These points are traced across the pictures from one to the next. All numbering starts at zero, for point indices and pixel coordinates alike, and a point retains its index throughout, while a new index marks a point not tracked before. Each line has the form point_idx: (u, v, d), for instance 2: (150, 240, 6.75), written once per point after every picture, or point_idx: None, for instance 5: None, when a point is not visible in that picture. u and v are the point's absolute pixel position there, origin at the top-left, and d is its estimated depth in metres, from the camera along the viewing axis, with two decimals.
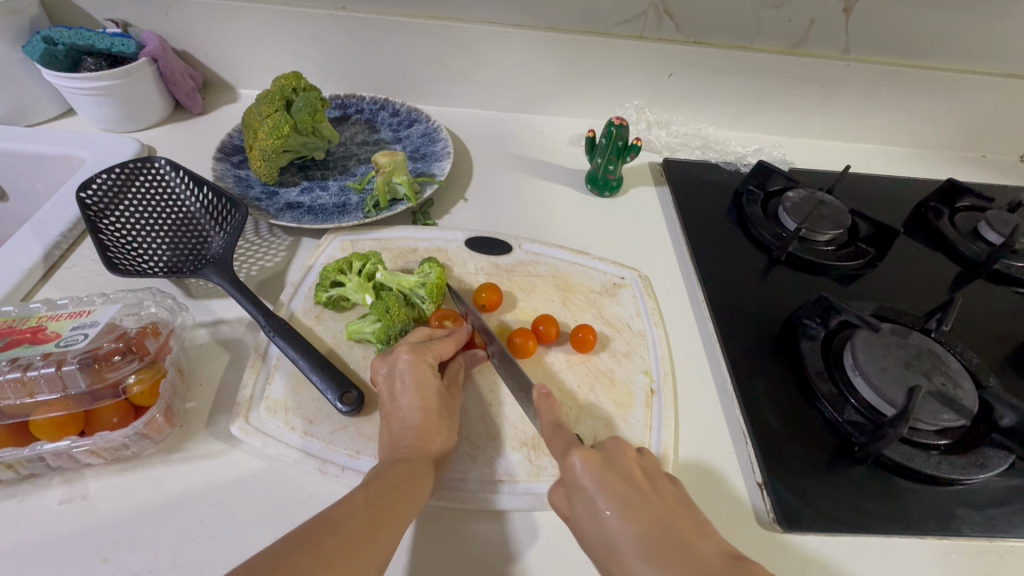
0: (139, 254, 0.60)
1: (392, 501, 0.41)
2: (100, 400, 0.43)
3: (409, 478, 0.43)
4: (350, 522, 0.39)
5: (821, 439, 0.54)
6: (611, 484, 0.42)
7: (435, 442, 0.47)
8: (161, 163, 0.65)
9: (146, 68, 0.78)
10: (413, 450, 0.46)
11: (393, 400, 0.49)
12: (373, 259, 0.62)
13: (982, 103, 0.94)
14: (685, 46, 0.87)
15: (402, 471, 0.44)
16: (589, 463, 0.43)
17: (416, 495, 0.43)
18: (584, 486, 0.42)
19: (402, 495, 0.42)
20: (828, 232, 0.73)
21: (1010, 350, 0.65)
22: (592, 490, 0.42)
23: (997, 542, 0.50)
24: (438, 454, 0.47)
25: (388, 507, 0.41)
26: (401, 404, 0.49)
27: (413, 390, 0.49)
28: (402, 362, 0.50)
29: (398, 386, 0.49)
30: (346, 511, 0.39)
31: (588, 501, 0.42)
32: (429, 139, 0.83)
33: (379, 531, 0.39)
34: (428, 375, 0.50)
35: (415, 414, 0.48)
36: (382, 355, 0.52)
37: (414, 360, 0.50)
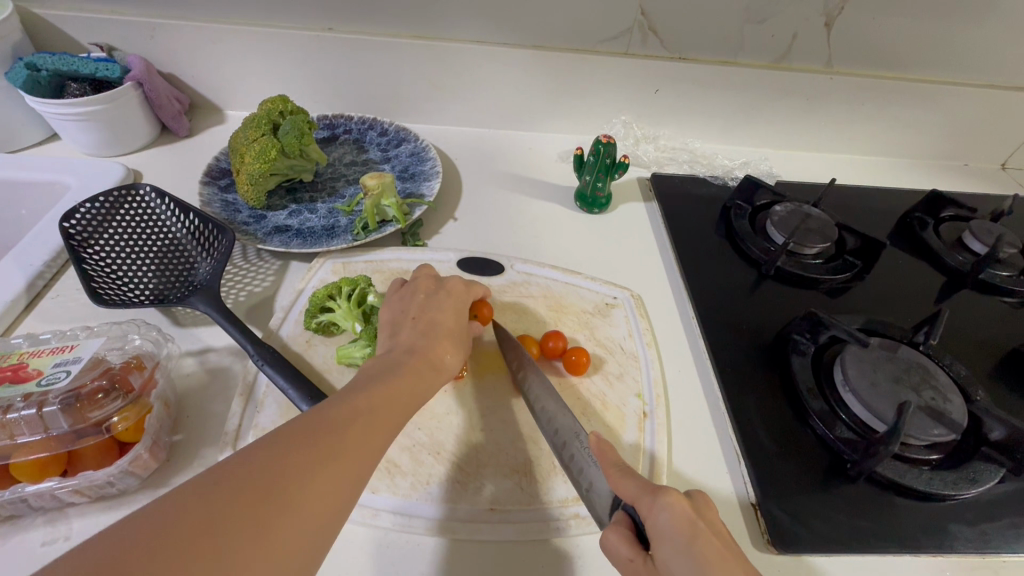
0: (125, 284, 0.59)
1: (362, 420, 0.40)
2: (82, 440, 0.42)
3: (404, 389, 0.45)
4: (351, 421, 0.39)
5: (814, 457, 0.54)
6: (704, 537, 0.37)
7: (437, 359, 0.49)
8: (146, 190, 0.64)
9: (131, 92, 0.78)
10: (414, 361, 0.48)
11: (422, 308, 0.54)
12: (362, 283, 0.61)
13: (964, 114, 0.96)
14: (670, 62, 0.88)
15: (397, 381, 0.45)
16: (677, 508, 0.38)
17: (408, 406, 0.44)
18: (670, 532, 0.38)
19: (397, 404, 0.43)
20: (816, 246, 0.74)
21: (997, 361, 0.66)
22: (679, 538, 0.37)
23: (991, 557, 0.50)
24: (422, 383, 0.47)
25: (386, 413, 0.42)
26: (430, 314, 0.54)
27: (426, 319, 0.53)
28: (450, 285, 0.57)
29: (433, 300, 0.55)
30: (349, 411, 0.40)
31: (670, 546, 0.37)
32: (418, 158, 0.83)
33: (376, 434, 0.40)
34: (444, 313, 0.54)
35: (438, 325, 0.52)
36: (431, 278, 0.58)
37: (458, 288, 0.57)
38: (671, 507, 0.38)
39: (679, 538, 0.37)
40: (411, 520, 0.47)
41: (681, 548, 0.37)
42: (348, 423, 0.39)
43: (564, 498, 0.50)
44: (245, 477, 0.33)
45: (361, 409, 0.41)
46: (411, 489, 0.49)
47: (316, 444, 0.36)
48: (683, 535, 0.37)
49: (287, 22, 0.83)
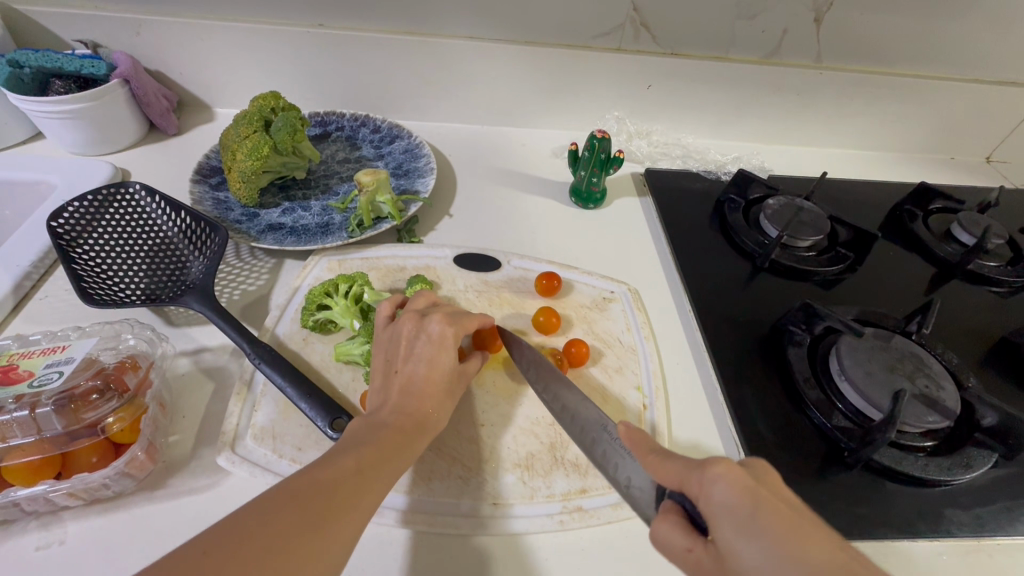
0: (115, 284, 0.58)
1: (375, 469, 0.41)
2: (76, 442, 0.41)
3: (392, 450, 0.44)
4: (338, 486, 0.38)
5: (811, 446, 0.55)
6: (773, 513, 0.31)
7: (426, 413, 0.48)
8: (136, 188, 0.63)
9: (118, 90, 0.76)
10: (402, 418, 0.46)
11: (406, 358, 0.51)
12: (359, 281, 0.61)
13: (950, 108, 0.97)
14: (662, 57, 0.88)
15: (387, 442, 0.44)
16: (733, 482, 0.32)
17: (397, 466, 0.43)
18: (729, 508, 0.32)
19: (386, 464, 0.42)
20: (809, 238, 0.74)
21: (987, 349, 0.67)
22: (740, 517, 0.31)
23: (986, 541, 0.50)
24: (426, 431, 0.47)
25: (374, 476, 0.41)
26: (415, 363, 0.50)
27: (429, 358, 0.50)
28: (432, 327, 0.52)
29: (417, 347, 0.51)
30: (335, 474, 0.39)
31: (732, 529, 0.31)
32: (411, 155, 0.82)
33: (364, 497, 0.39)
34: (448, 350, 0.51)
35: (422, 380, 0.49)
36: (415, 316, 0.53)
37: (443, 331, 0.52)
38: (724, 474, 0.32)
39: (741, 514, 0.31)
40: (413, 516, 0.47)
41: (747, 524, 0.31)
42: (335, 486, 0.38)
43: (566, 491, 0.50)
44: (230, 546, 0.32)
45: (348, 474, 0.40)
46: (413, 485, 0.49)
47: (303, 507, 0.36)
48: (745, 505, 0.31)
49: (277, 17, 0.82)
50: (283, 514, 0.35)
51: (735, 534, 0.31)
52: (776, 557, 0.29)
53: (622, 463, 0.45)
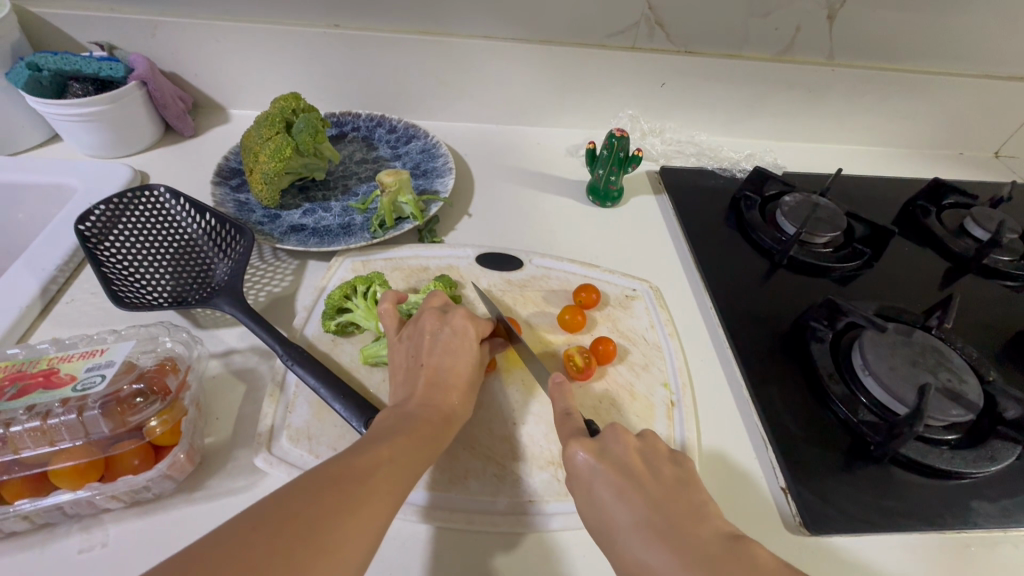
0: (143, 287, 0.58)
1: (407, 461, 0.42)
2: (120, 444, 0.41)
3: (422, 439, 0.44)
4: (371, 472, 0.39)
5: (836, 439, 0.55)
6: (606, 471, 0.44)
7: (450, 400, 0.49)
8: (160, 191, 0.63)
9: (136, 92, 0.76)
10: (430, 411, 0.47)
11: (429, 351, 0.52)
12: (377, 282, 0.61)
13: (960, 104, 0.98)
14: (676, 55, 0.88)
15: (417, 431, 0.45)
16: (586, 451, 0.45)
17: (426, 456, 0.44)
18: (581, 473, 0.45)
19: (416, 454, 0.43)
20: (826, 235, 0.75)
21: (1003, 343, 0.68)
22: (588, 476, 0.45)
23: (1011, 532, 0.51)
24: (453, 425, 0.48)
25: (405, 463, 0.42)
26: (438, 357, 0.51)
27: (451, 353, 0.52)
28: (455, 321, 0.53)
29: (441, 340, 0.52)
30: (368, 461, 0.40)
31: (585, 485, 0.45)
32: (429, 155, 0.82)
33: (394, 484, 0.40)
34: (470, 346, 0.53)
35: (448, 371, 0.50)
36: (436, 312, 0.55)
37: (466, 326, 0.53)
38: (579, 451, 0.45)
39: (589, 476, 0.45)
40: (450, 514, 0.48)
41: (588, 480, 0.44)
42: (365, 468, 0.39)
43: None
44: (270, 524, 0.33)
45: (382, 460, 0.41)
46: (449, 483, 0.49)
47: (338, 489, 0.37)
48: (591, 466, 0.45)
49: (292, 18, 0.82)
50: (318, 496, 0.36)
51: (587, 489, 0.45)
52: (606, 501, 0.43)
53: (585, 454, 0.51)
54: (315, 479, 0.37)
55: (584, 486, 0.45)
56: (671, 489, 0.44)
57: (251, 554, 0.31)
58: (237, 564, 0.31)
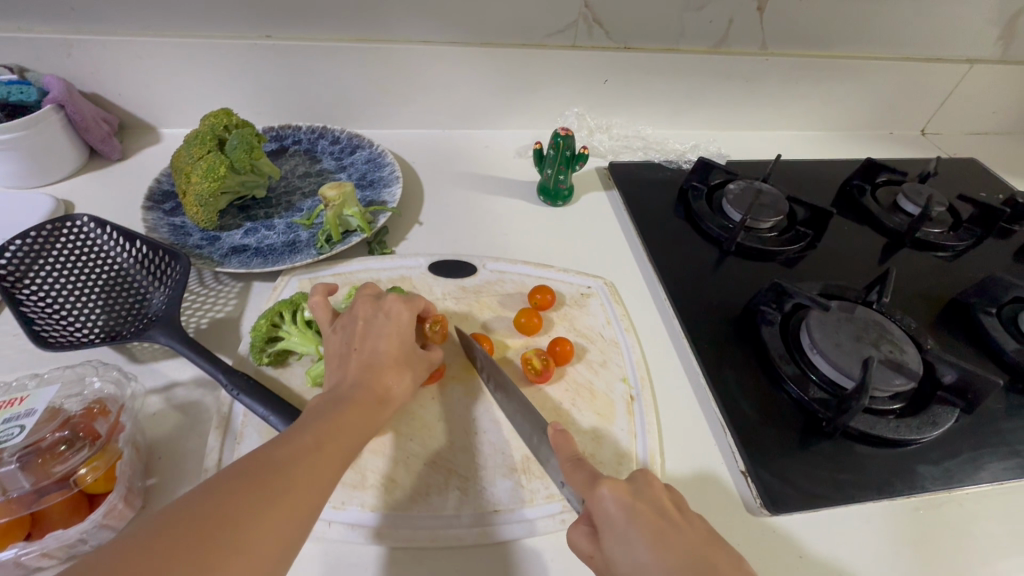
0: (72, 325, 0.55)
1: (338, 441, 0.42)
2: (47, 498, 0.38)
3: (352, 423, 0.43)
4: (298, 458, 0.38)
5: (790, 418, 0.57)
6: (642, 517, 0.40)
7: (386, 384, 0.48)
8: (83, 221, 0.60)
9: (53, 116, 0.72)
10: (364, 391, 0.46)
11: (363, 337, 0.51)
12: (300, 303, 0.58)
13: (886, 86, 1.03)
14: (616, 51, 0.89)
15: (349, 413, 0.44)
16: (617, 493, 0.41)
17: (361, 436, 0.44)
18: (614, 520, 0.40)
19: (348, 434, 0.43)
20: (770, 220, 0.77)
21: (938, 311, 0.71)
22: (621, 521, 0.40)
23: (956, 492, 0.54)
24: (391, 403, 0.47)
25: (332, 451, 0.41)
26: (372, 341, 0.51)
27: (385, 335, 0.51)
28: (389, 306, 0.53)
29: (375, 325, 0.52)
30: (296, 447, 0.39)
31: (618, 537, 0.39)
32: (375, 164, 0.81)
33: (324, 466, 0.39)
34: (406, 328, 0.52)
35: (383, 352, 0.50)
36: (370, 299, 0.54)
37: (399, 310, 0.53)
38: (610, 492, 0.41)
39: (622, 522, 0.39)
40: (414, 533, 0.46)
41: (624, 530, 0.39)
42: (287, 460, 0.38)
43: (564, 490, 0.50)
44: (182, 524, 0.32)
45: (309, 446, 0.40)
46: (410, 502, 0.48)
47: (253, 485, 0.36)
48: (621, 515, 0.40)
49: (222, 31, 0.79)
50: (232, 494, 0.35)
51: (616, 536, 0.39)
52: (643, 554, 0.38)
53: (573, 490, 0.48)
54: (230, 477, 0.36)
55: (615, 538, 0.39)
56: (708, 542, 0.40)
57: (161, 554, 0.31)
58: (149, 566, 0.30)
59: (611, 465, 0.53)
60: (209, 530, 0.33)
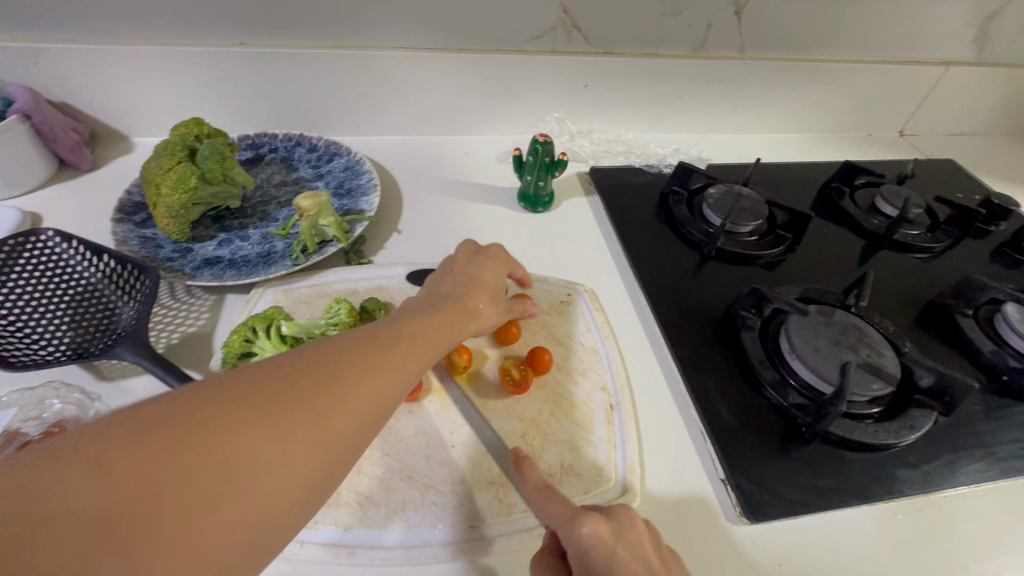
0: (36, 343, 0.53)
1: (409, 344, 0.42)
2: None
3: (424, 333, 0.44)
4: (364, 353, 0.38)
5: (770, 424, 0.57)
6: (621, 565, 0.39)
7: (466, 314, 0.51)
8: (48, 235, 0.58)
9: (19, 126, 0.70)
10: (452, 307, 0.50)
11: (463, 267, 0.57)
12: (275, 316, 0.57)
13: (864, 89, 1.04)
14: (596, 56, 0.89)
15: (432, 323, 0.46)
16: (597, 537, 0.40)
17: (438, 345, 0.45)
18: (592, 564, 0.40)
19: (419, 340, 0.43)
20: (750, 224, 0.77)
21: (916, 313, 0.72)
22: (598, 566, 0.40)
23: (934, 495, 0.54)
24: (472, 323, 0.51)
25: (399, 355, 0.40)
26: (470, 272, 0.56)
27: (480, 269, 0.57)
28: (489, 249, 0.60)
29: (472, 261, 0.57)
30: (365, 343, 0.39)
31: None
32: (352, 172, 0.80)
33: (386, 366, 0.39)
34: (497, 268, 0.58)
35: (477, 282, 0.55)
36: (472, 244, 0.61)
37: (495, 254, 0.59)
38: (590, 535, 0.40)
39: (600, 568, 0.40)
40: (388, 552, 0.46)
41: None
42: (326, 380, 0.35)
43: None
44: (253, 390, 0.33)
45: (375, 345, 0.40)
46: (385, 519, 0.47)
47: (313, 374, 0.35)
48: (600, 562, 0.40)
49: (193, 38, 0.78)
50: (293, 376, 0.35)
51: None
52: None
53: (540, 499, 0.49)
54: (301, 358, 0.36)
55: None
56: None
57: (228, 415, 0.31)
58: (213, 422, 0.30)
59: (591, 476, 0.52)
60: (234, 435, 0.30)
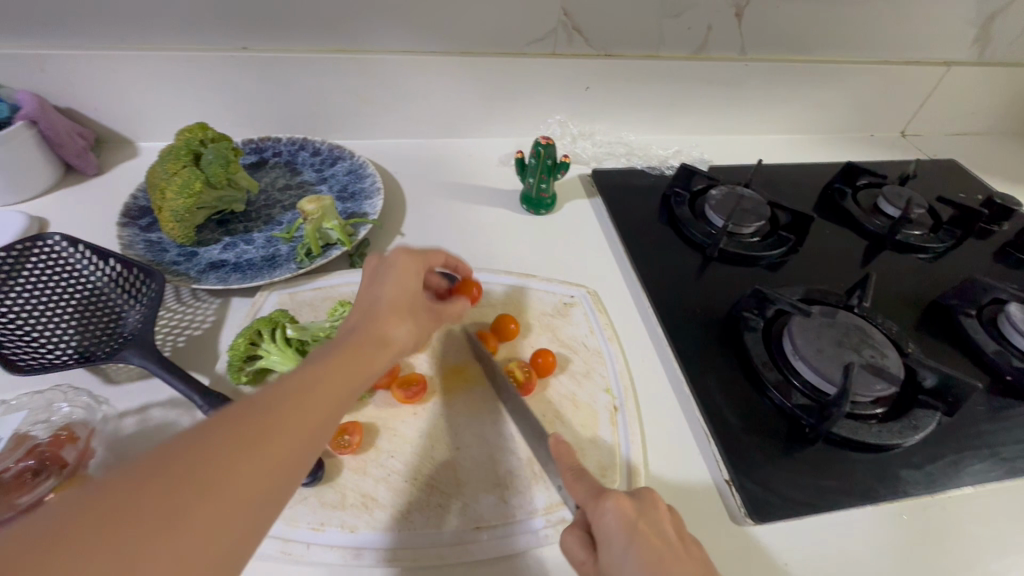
0: (44, 348, 0.54)
1: (339, 382, 0.39)
2: None
3: (352, 367, 0.41)
4: (297, 399, 0.36)
5: (774, 425, 0.57)
6: (644, 537, 0.40)
7: (392, 332, 0.46)
8: (55, 240, 0.58)
9: (25, 132, 0.71)
10: (367, 333, 0.44)
11: (374, 285, 0.50)
12: (279, 318, 0.57)
13: (865, 90, 1.04)
14: (597, 59, 0.90)
15: (350, 353, 0.42)
16: (621, 509, 0.41)
17: (364, 377, 0.41)
18: (615, 535, 0.40)
19: (347, 377, 0.40)
20: (752, 225, 0.77)
21: (919, 313, 0.72)
22: (621, 537, 0.40)
23: (939, 495, 0.54)
24: (395, 344, 0.46)
25: (331, 394, 0.38)
26: (378, 289, 0.49)
27: (393, 283, 0.50)
28: (394, 256, 0.52)
29: (381, 276, 0.50)
30: (297, 388, 0.37)
31: (617, 551, 0.40)
32: (355, 176, 0.80)
33: (325, 407, 0.37)
34: (412, 276, 0.51)
35: (387, 299, 0.48)
36: (377, 258, 0.53)
37: (405, 260, 0.52)
38: (614, 506, 0.41)
39: (623, 539, 0.40)
40: (394, 553, 0.46)
41: (623, 548, 0.40)
42: (210, 464, 0.30)
43: (547, 504, 0.50)
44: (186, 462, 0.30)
45: (305, 389, 0.37)
46: (391, 521, 0.47)
47: (249, 430, 0.33)
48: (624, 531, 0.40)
49: (197, 43, 0.78)
50: (229, 437, 0.32)
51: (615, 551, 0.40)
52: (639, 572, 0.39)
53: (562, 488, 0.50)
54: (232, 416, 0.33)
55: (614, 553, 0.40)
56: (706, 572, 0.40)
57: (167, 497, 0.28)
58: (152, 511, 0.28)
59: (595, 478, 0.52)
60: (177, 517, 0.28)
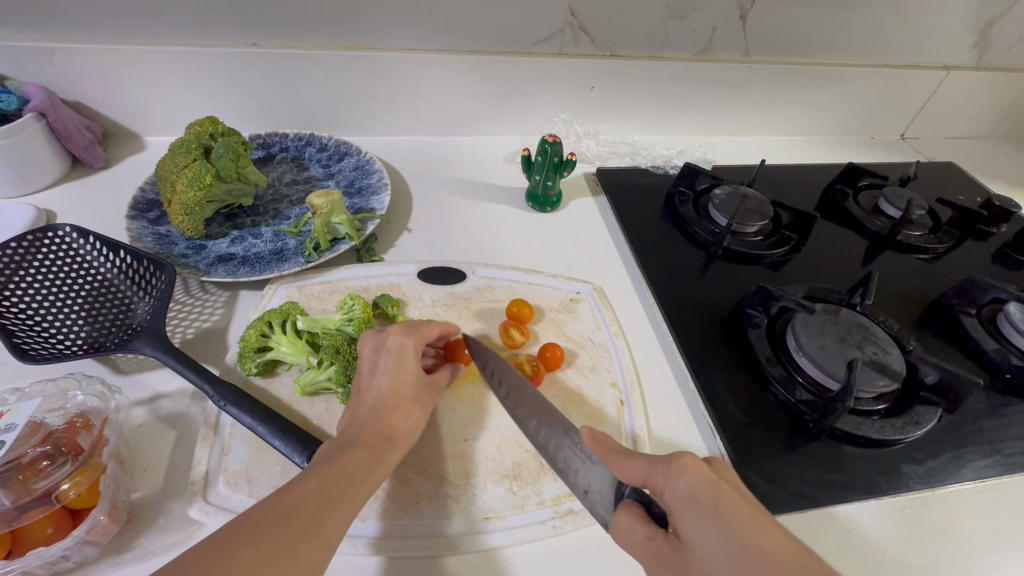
0: (55, 337, 0.54)
1: (342, 491, 0.40)
2: (28, 515, 0.38)
3: (353, 473, 0.42)
4: (301, 509, 0.37)
5: (778, 420, 0.58)
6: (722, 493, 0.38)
7: (391, 432, 0.47)
8: (65, 231, 0.59)
9: (34, 124, 0.71)
10: (368, 434, 0.46)
11: (370, 375, 0.51)
12: (291, 311, 0.58)
13: (867, 92, 1.05)
14: (603, 58, 0.90)
15: (350, 460, 0.43)
16: (693, 469, 0.39)
17: (365, 484, 0.42)
18: (689, 492, 0.38)
19: (348, 485, 0.41)
20: (756, 224, 0.78)
21: (919, 312, 0.73)
22: (696, 494, 0.38)
23: (940, 490, 0.55)
24: (397, 439, 0.47)
25: (334, 501, 0.39)
26: (378, 380, 0.50)
27: (391, 370, 0.50)
28: (392, 340, 0.52)
29: (379, 363, 0.51)
30: (300, 498, 0.38)
31: (692, 510, 0.37)
32: (363, 172, 0.81)
33: (330, 517, 0.38)
34: (411, 358, 0.52)
35: (387, 393, 0.49)
36: (374, 335, 0.54)
37: (403, 342, 0.52)
38: (685, 466, 0.39)
39: (698, 497, 0.38)
40: (404, 543, 0.46)
41: (700, 503, 0.37)
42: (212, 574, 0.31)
43: (555, 496, 0.50)
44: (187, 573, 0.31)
45: (311, 497, 0.39)
46: (400, 511, 0.48)
47: (258, 542, 0.34)
48: (698, 488, 0.38)
49: (206, 39, 0.79)
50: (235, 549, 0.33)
51: (691, 511, 0.37)
52: (723, 528, 0.35)
53: (583, 469, 0.49)
54: (238, 528, 0.35)
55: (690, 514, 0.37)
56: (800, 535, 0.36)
57: None
58: None
59: None
60: None
